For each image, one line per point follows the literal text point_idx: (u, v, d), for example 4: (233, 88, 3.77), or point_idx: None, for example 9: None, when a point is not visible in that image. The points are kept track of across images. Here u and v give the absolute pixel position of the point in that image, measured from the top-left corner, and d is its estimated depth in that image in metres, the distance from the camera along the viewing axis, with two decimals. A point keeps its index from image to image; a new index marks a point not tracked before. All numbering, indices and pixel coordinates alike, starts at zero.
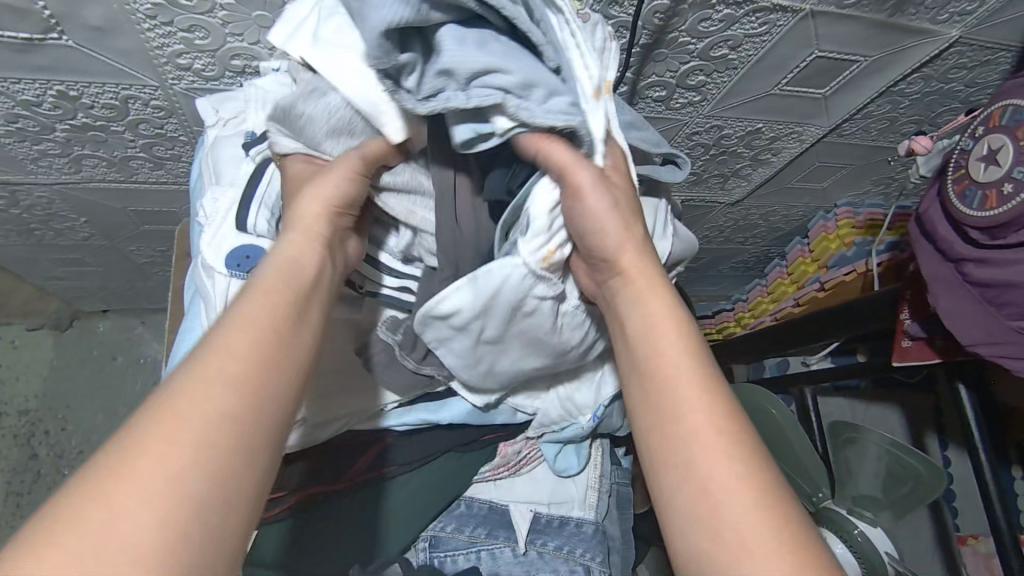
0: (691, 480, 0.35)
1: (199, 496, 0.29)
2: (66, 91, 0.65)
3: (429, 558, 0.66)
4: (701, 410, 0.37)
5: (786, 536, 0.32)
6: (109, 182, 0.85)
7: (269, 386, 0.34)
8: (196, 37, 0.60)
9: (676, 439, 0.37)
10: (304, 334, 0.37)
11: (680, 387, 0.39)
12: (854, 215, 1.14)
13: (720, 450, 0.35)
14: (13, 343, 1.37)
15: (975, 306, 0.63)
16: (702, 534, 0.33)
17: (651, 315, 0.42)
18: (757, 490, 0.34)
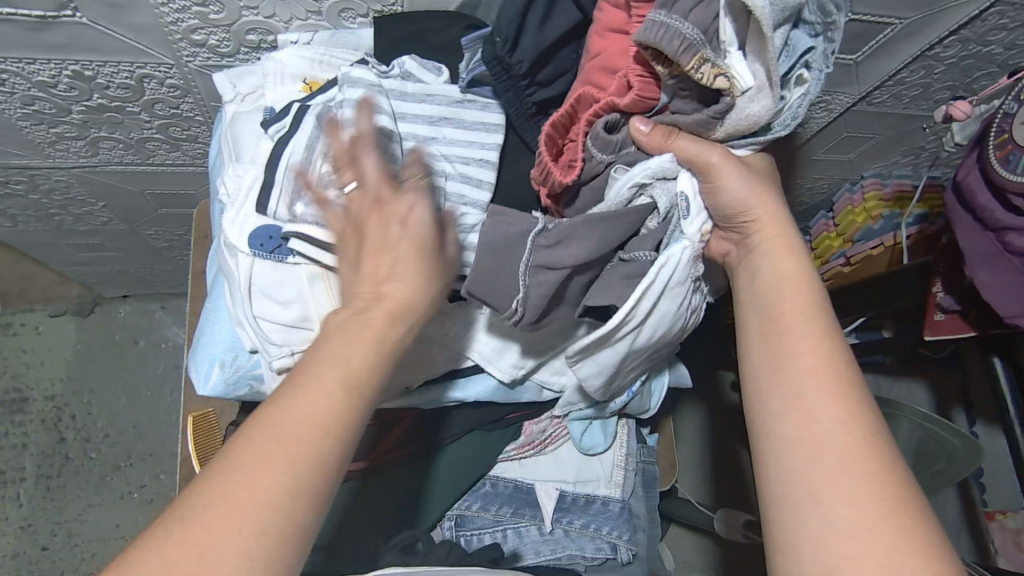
0: (794, 417, 0.43)
1: (297, 503, 0.37)
2: (81, 71, 0.64)
3: (454, 536, 0.66)
4: (824, 375, 0.44)
5: (878, 479, 0.39)
6: (126, 164, 0.84)
7: (328, 397, 0.40)
8: (209, 11, 0.58)
9: (791, 378, 0.45)
10: (363, 346, 0.43)
11: (800, 349, 0.46)
12: (881, 187, 1.11)
13: (839, 414, 0.42)
14: (36, 329, 1.39)
15: (1016, 277, 0.62)
16: (808, 472, 0.41)
17: (780, 274, 0.50)
18: (861, 452, 0.41)
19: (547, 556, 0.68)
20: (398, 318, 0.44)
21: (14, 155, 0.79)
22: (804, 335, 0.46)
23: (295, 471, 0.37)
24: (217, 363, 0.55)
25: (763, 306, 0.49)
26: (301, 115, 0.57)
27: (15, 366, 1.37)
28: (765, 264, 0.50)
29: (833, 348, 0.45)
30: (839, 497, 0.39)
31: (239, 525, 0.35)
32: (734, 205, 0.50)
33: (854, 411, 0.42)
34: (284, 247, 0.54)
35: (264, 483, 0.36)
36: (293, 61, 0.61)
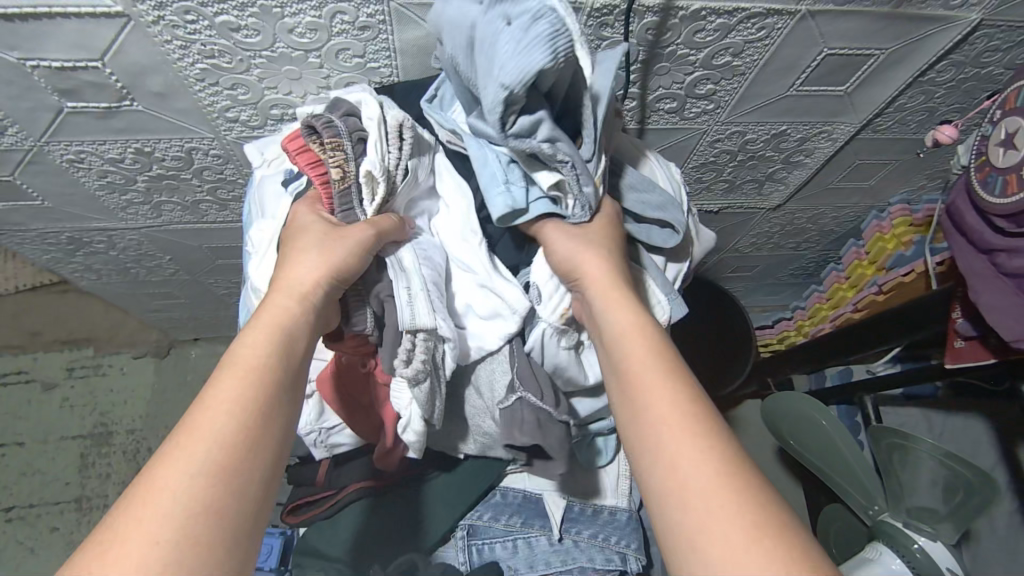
0: (688, 472, 0.40)
1: (222, 498, 0.37)
2: (142, 148, 0.77)
3: (468, 546, 0.70)
4: (672, 407, 0.44)
5: (747, 508, 0.37)
6: (184, 223, 0.97)
7: (226, 402, 0.41)
8: (238, 93, 0.69)
9: (646, 420, 0.44)
10: (246, 364, 0.44)
11: (645, 382, 0.46)
12: (911, 212, 1.08)
13: (686, 434, 0.42)
14: (121, 370, 1.56)
15: (1015, 299, 0.60)
16: (676, 507, 0.39)
17: (619, 325, 0.51)
18: (720, 470, 0.39)
19: (556, 567, 0.69)
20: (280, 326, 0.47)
21: (94, 219, 0.93)
22: (664, 392, 0.45)
23: (183, 487, 0.36)
24: None
25: (616, 363, 0.50)
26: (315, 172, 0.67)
27: (102, 404, 1.53)
28: (608, 317, 0.53)
29: (691, 401, 0.44)
30: (741, 555, 0.35)
31: (161, 516, 0.35)
32: (570, 265, 0.57)
33: (699, 430, 0.42)
34: None
35: (173, 497, 0.35)
36: None
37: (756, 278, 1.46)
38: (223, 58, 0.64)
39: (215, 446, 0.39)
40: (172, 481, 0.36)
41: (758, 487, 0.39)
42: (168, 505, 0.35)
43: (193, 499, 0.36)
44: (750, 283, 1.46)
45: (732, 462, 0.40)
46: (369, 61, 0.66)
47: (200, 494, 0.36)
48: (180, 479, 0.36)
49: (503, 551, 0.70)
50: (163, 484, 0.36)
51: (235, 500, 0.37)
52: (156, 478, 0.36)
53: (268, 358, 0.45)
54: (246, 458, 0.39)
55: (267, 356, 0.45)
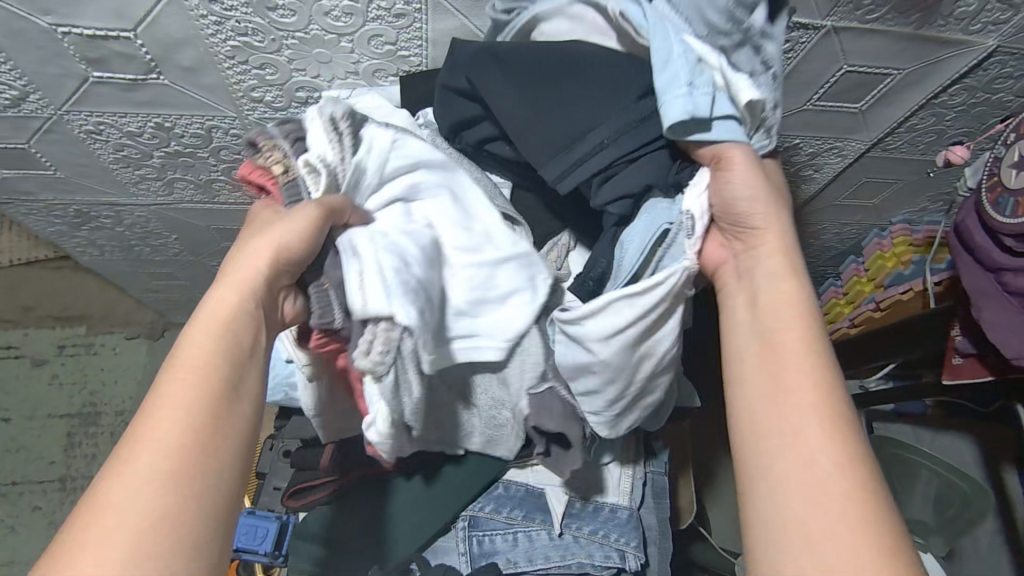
0: (789, 454, 0.44)
1: (176, 510, 0.35)
2: (162, 122, 0.77)
3: (468, 537, 0.70)
4: (817, 395, 0.45)
5: (869, 518, 0.39)
6: (195, 202, 0.96)
7: (176, 406, 0.39)
8: (266, 73, 0.69)
9: (784, 401, 0.46)
10: (191, 359, 0.42)
11: (794, 363, 0.47)
12: (911, 232, 1.10)
13: (823, 428, 0.44)
14: (113, 349, 1.54)
15: (1018, 317, 0.62)
16: (791, 490, 0.42)
17: (778, 297, 0.51)
18: (852, 473, 0.41)
19: (555, 560, 0.69)
20: (225, 321, 0.44)
21: (104, 193, 0.92)
22: (804, 370, 0.47)
23: (142, 495, 0.35)
24: None
25: (762, 333, 0.51)
26: None
27: (92, 383, 1.51)
28: (763, 289, 0.53)
29: (830, 381, 0.46)
30: (833, 541, 0.39)
31: (109, 532, 0.33)
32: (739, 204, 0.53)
33: (841, 426, 0.44)
34: None
35: (120, 510, 0.34)
36: None
37: None
38: (255, 37, 0.64)
39: (164, 456, 0.37)
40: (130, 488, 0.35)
41: (885, 503, 0.40)
42: (116, 514, 0.34)
43: (152, 505, 0.35)
44: None
45: (865, 471, 0.42)
46: (399, 49, 0.67)
47: (150, 509, 0.35)
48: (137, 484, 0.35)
49: (502, 544, 0.71)
50: (109, 498, 0.35)
51: (196, 508, 0.36)
52: (104, 491, 0.35)
53: (213, 353, 0.42)
54: (212, 466, 0.38)
55: (209, 353, 0.42)
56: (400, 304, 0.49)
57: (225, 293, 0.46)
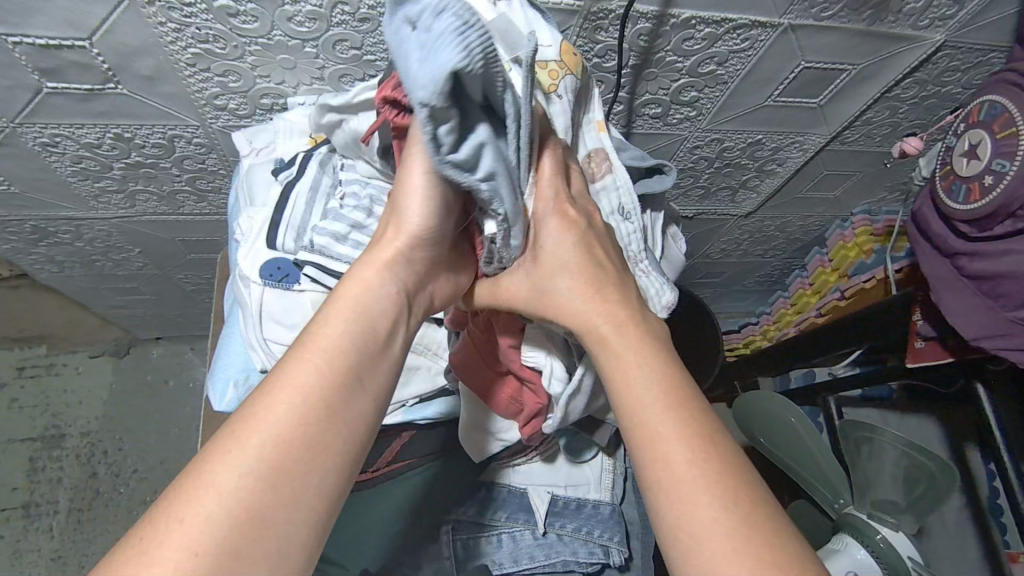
0: (675, 470, 0.40)
1: (269, 517, 0.36)
2: (122, 133, 0.75)
3: (453, 540, 0.71)
4: (675, 421, 0.42)
5: (747, 521, 0.37)
6: (159, 214, 0.94)
7: (293, 402, 0.39)
8: (230, 80, 0.68)
9: (646, 434, 0.42)
10: (324, 349, 0.41)
11: (647, 398, 0.43)
12: (872, 222, 1.13)
13: (688, 447, 0.40)
14: (77, 369, 1.49)
15: (975, 301, 0.65)
16: (671, 524, 0.39)
17: (628, 359, 0.45)
18: (717, 493, 0.38)
19: (541, 560, 0.70)
20: (364, 309, 0.44)
21: (62, 207, 0.90)
22: (653, 400, 0.43)
23: (242, 475, 0.36)
24: (231, 382, 0.61)
25: (627, 380, 0.44)
26: (306, 163, 0.66)
27: (55, 405, 1.46)
28: (609, 353, 0.46)
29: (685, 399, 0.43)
30: (706, 546, 0.37)
31: (201, 526, 0.34)
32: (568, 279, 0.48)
33: (706, 445, 0.41)
34: (291, 277, 0.61)
35: (218, 501, 0.35)
36: (301, 119, 0.70)
37: (724, 285, 1.51)
38: (217, 44, 0.63)
39: (271, 455, 0.37)
40: (227, 465, 0.36)
41: (755, 512, 0.38)
42: (232, 492, 0.35)
43: (255, 483, 0.36)
44: (718, 289, 1.51)
45: (728, 487, 0.39)
46: (365, 54, 0.67)
47: (243, 512, 0.35)
48: (237, 465, 0.36)
49: (487, 545, 0.71)
50: (206, 490, 0.35)
51: (289, 517, 0.36)
52: (202, 479, 0.36)
53: (347, 351, 0.42)
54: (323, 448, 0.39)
55: (340, 348, 0.42)
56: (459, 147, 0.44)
57: (369, 266, 0.45)
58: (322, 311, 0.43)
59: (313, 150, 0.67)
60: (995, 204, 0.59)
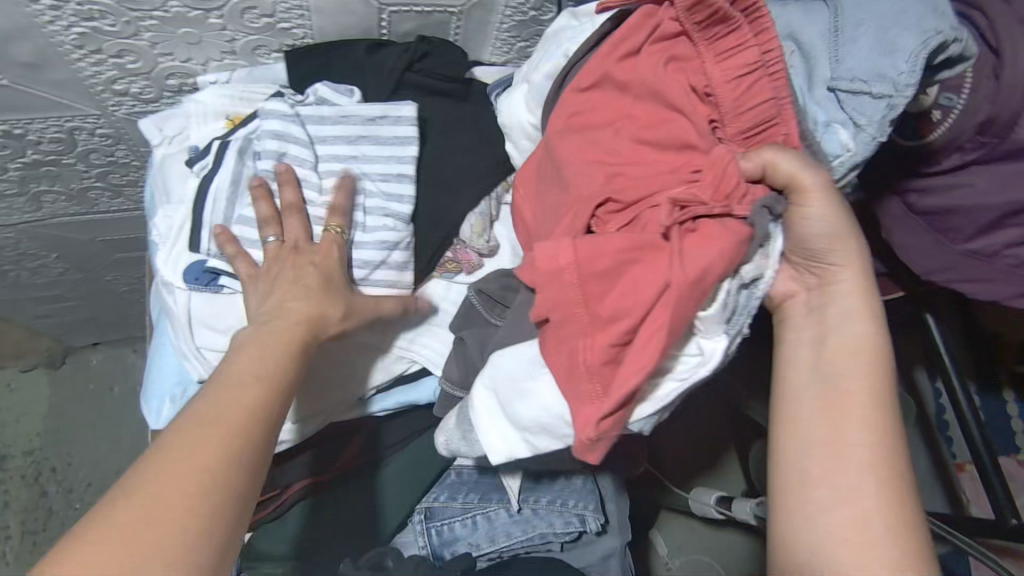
0: (840, 512, 0.47)
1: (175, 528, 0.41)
2: (11, 130, 0.67)
3: (427, 529, 0.70)
4: (866, 431, 0.49)
5: (897, 526, 0.46)
6: (71, 215, 0.86)
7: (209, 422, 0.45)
8: (126, 61, 0.61)
9: (844, 444, 0.49)
10: (235, 383, 0.48)
11: (854, 413, 0.49)
12: None
13: (886, 469, 0.48)
14: (9, 386, 1.39)
15: (926, 236, 0.65)
16: (845, 534, 0.47)
17: (855, 339, 0.51)
18: (901, 503, 0.47)
19: (517, 536, 0.71)
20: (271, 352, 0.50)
21: None
22: (868, 408, 0.49)
23: (191, 491, 0.42)
24: (168, 397, 0.59)
25: (829, 379, 0.51)
26: (224, 150, 0.60)
27: None
28: (844, 327, 0.51)
29: (888, 424, 0.49)
30: (874, 548, 0.46)
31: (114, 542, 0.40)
32: (826, 238, 0.49)
33: (902, 473, 0.48)
34: (219, 277, 0.57)
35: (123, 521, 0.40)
36: (214, 100, 0.64)
37: None
38: (105, 20, 0.55)
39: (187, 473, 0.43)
40: (162, 484, 0.42)
41: (898, 530, 0.47)
42: (191, 508, 0.42)
43: (208, 492, 0.42)
44: None
45: (910, 502, 0.47)
46: (278, 21, 0.60)
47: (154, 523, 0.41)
48: (182, 477, 0.42)
49: (463, 529, 0.71)
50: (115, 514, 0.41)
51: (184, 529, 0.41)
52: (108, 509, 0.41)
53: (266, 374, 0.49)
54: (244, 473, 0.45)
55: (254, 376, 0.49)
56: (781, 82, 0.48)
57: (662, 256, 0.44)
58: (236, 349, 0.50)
59: (231, 135, 0.60)
60: (943, 138, 0.58)
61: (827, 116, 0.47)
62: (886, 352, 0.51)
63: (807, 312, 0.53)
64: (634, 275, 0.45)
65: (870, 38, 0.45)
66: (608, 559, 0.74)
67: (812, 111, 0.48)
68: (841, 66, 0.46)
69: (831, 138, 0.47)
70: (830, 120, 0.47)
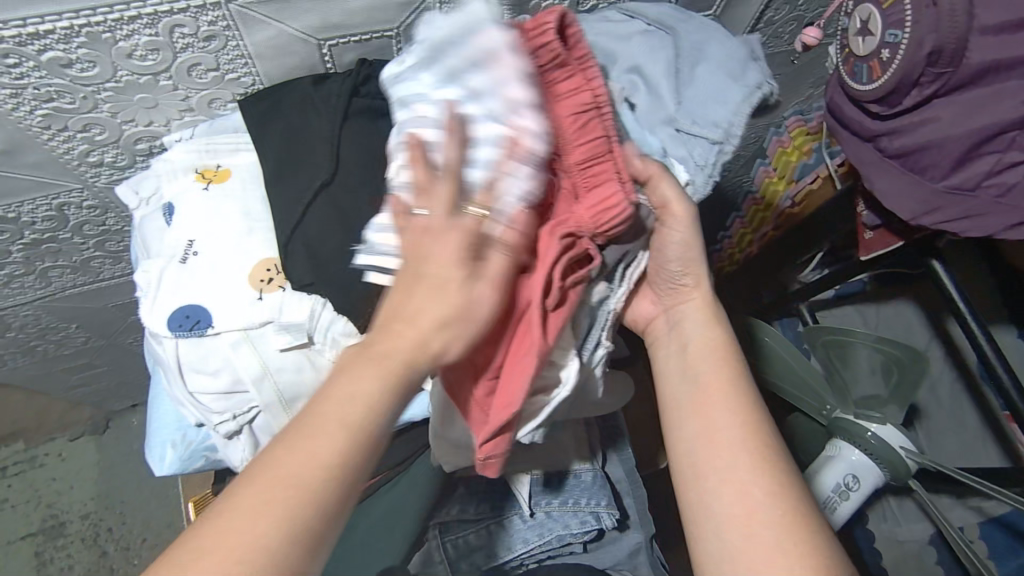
0: (727, 497, 0.48)
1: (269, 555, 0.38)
2: (5, 214, 0.71)
3: (443, 543, 0.70)
4: (740, 422, 0.51)
5: (786, 498, 0.47)
6: (81, 286, 0.91)
7: (316, 441, 0.41)
8: (93, 134, 0.64)
9: (722, 433, 0.51)
10: (341, 401, 0.42)
11: (724, 407, 0.52)
12: (805, 121, 1.09)
13: (752, 457, 0.49)
14: (61, 455, 1.46)
15: (906, 179, 0.62)
16: (737, 531, 0.47)
17: (705, 341, 0.57)
18: (780, 490, 0.48)
19: (533, 540, 0.70)
20: (391, 365, 0.43)
21: None
22: (730, 410, 0.52)
23: (282, 525, 0.39)
24: (169, 444, 0.64)
25: (694, 379, 0.55)
26: (193, 207, 0.64)
27: (48, 496, 1.43)
28: (693, 333, 0.58)
29: (754, 418, 0.52)
30: (765, 537, 0.46)
31: (217, 561, 0.38)
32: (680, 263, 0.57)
33: (767, 459, 0.49)
34: (201, 322, 0.60)
35: (230, 534, 0.38)
36: (183, 158, 0.66)
37: None
38: (63, 99, 0.59)
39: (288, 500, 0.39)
40: (262, 507, 0.39)
41: (801, 509, 0.47)
42: (280, 543, 0.38)
43: (297, 525, 0.39)
44: None
45: (784, 481, 0.48)
46: (225, 73, 0.63)
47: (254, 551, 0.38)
48: (280, 496, 0.39)
49: (477, 539, 0.71)
50: (222, 529, 0.39)
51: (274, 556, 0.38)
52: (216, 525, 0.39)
53: (383, 388, 0.43)
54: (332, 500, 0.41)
55: (361, 398, 0.42)
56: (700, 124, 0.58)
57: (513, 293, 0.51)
58: (373, 339, 0.44)
59: (206, 189, 0.64)
60: (898, 76, 0.57)
61: (665, 144, 0.58)
62: (739, 356, 0.56)
63: (667, 327, 0.60)
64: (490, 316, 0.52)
65: (710, 88, 0.59)
66: (635, 556, 0.73)
67: (650, 142, 0.57)
68: (682, 108, 0.58)
69: (669, 163, 0.57)
70: (669, 153, 0.57)
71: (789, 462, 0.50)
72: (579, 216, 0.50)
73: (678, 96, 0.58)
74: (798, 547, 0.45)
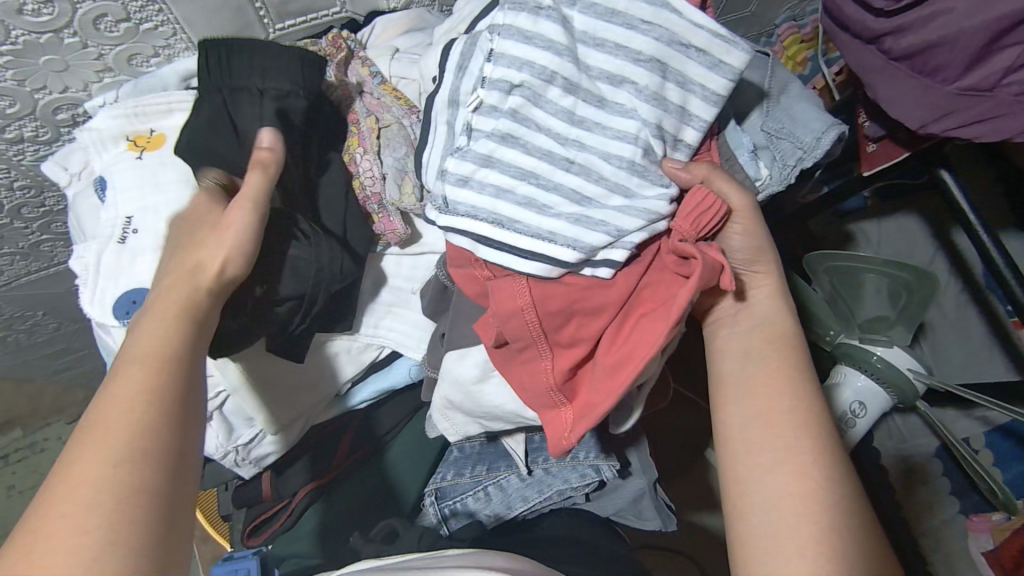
0: (783, 475, 0.48)
1: (122, 501, 0.37)
2: None
3: (440, 509, 0.69)
4: (802, 408, 0.50)
5: (837, 488, 0.46)
6: (36, 272, 0.85)
7: (140, 394, 0.41)
8: (4, 106, 0.58)
9: (783, 414, 0.50)
10: (151, 349, 0.43)
11: (788, 392, 0.51)
12: (799, 28, 0.99)
13: (812, 443, 0.49)
14: None
15: (913, 84, 0.56)
16: (784, 513, 0.46)
17: (773, 323, 0.55)
18: (834, 479, 0.47)
19: (534, 497, 0.69)
20: (187, 313, 0.46)
21: None
22: (791, 393, 0.51)
23: (119, 471, 0.38)
24: None
25: (757, 359, 0.54)
26: (128, 178, 0.58)
27: None
28: (757, 316, 0.56)
29: (818, 405, 0.51)
30: (809, 524, 0.45)
31: (74, 520, 0.36)
32: (747, 250, 0.55)
33: (825, 446, 0.49)
34: None
35: (85, 482, 0.37)
36: (106, 124, 0.59)
37: None
38: None
39: (129, 444, 0.39)
40: (95, 461, 0.38)
41: (851, 502, 0.46)
42: (130, 479, 0.38)
43: (146, 466, 0.39)
44: None
45: (839, 474, 0.47)
46: (140, 24, 0.55)
47: (110, 496, 0.37)
48: (119, 443, 0.39)
49: (476, 503, 0.69)
50: (70, 490, 0.37)
51: (105, 498, 0.37)
52: (67, 485, 0.37)
53: (175, 340, 0.44)
54: (170, 413, 0.41)
55: (160, 345, 0.44)
56: (788, 141, 0.57)
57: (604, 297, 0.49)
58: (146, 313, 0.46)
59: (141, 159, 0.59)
60: None
61: (752, 141, 0.57)
62: (800, 345, 0.54)
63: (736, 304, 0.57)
64: (573, 321, 0.50)
65: (804, 105, 0.57)
66: (639, 501, 0.71)
67: (739, 138, 0.57)
68: (774, 121, 0.57)
69: (752, 162, 0.57)
70: (758, 162, 0.57)
71: (846, 457, 0.49)
72: (681, 227, 0.48)
73: (772, 102, 0.57)
74: (839, 541, 0.44)
